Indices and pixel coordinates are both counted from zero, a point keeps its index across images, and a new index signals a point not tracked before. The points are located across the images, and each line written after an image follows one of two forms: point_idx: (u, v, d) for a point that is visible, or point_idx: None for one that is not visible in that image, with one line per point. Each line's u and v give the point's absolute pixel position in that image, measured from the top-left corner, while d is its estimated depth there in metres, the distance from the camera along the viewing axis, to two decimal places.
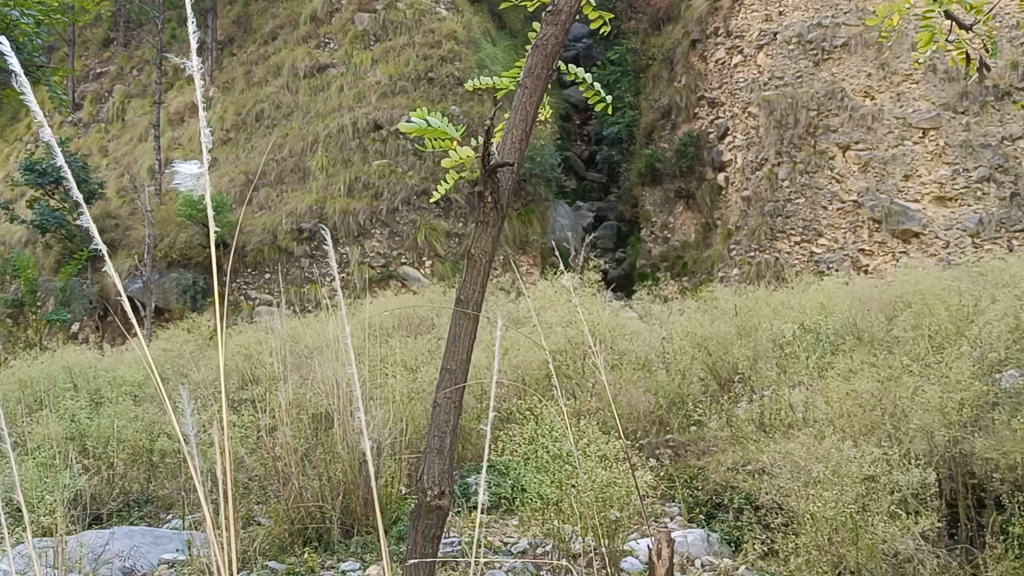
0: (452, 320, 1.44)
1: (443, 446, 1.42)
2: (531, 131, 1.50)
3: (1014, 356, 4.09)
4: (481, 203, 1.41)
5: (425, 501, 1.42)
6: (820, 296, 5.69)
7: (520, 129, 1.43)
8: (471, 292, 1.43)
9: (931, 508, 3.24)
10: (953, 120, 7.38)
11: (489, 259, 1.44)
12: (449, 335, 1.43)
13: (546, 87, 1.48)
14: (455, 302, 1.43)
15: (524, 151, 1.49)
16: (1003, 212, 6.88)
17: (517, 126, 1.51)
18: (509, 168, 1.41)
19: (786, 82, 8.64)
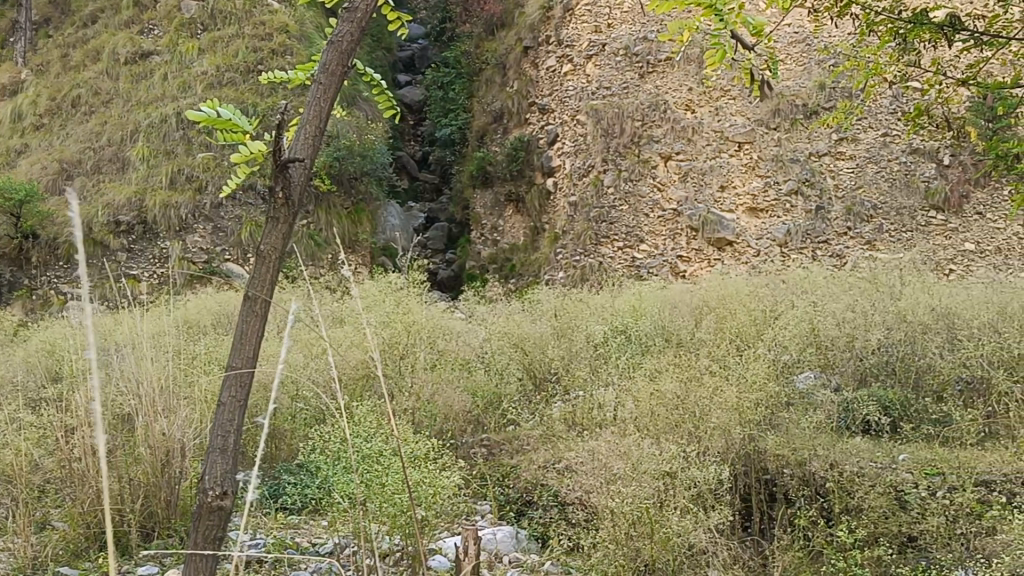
0: (239, 316, 1.39)
1: (227, 444, 1.41)
2: (324, 127, 1.43)
3: (806, 360, 4.44)
4: (270, 201, 1.39)
5: (207, 500, 1.40)
6: (632, 297, 5.95)
7: (313, 128, 1.37)
8: (259, 291, 1.38)
9: (726, 503, 3.48)
10: (765, 135, 8.03)
11: (277, 258, 1.41)
12: (235, 332, 1.38)
13: (342, 84, 1.41)
14: (242, 301, 1.37)
15: (318, 145, 1.44)
16: (808, 224, 7.60)
17: (311, 120, 1.43)
18: (299, 167, 1.37)
19: (612, 92, 8.92)
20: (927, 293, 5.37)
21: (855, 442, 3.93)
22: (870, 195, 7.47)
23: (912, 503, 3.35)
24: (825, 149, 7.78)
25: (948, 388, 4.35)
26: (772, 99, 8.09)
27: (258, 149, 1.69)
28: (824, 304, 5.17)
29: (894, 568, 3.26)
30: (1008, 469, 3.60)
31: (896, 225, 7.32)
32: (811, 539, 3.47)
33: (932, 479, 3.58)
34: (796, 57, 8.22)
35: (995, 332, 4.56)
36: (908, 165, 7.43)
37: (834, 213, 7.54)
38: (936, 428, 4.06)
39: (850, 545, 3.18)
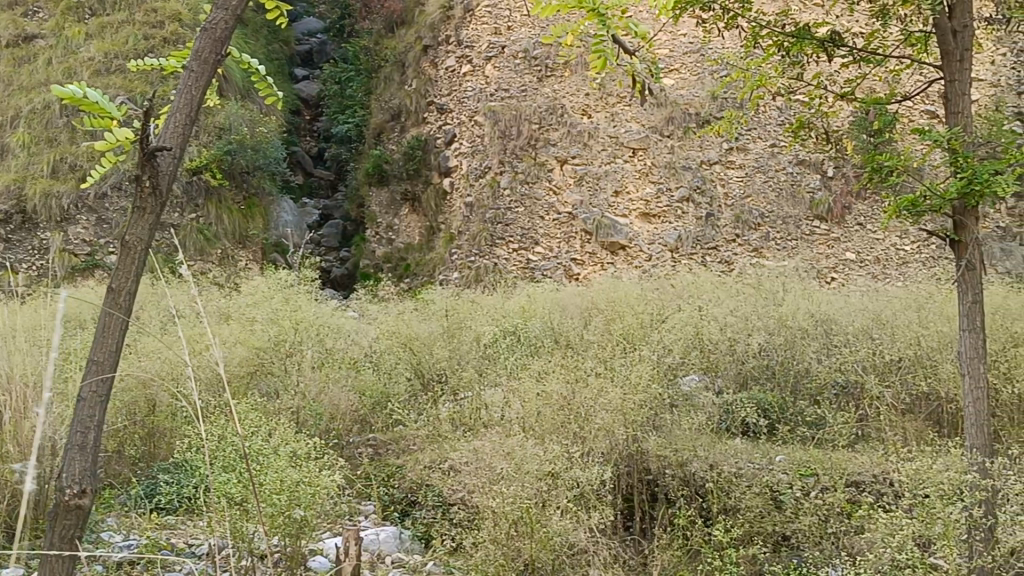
0: (99, 312, 1.24)
1: (87, 442, 1.24)
2: (196, 113, 1.30)
3: (687, 362, 4.54)
4: (137, 186, 1.26)
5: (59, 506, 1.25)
6: (522, 299, 5.98)
7: (183, 111, 1.26)
8: (122, 282, 1.24)
9: (607, 502, 3.53)
10: (660, 142, 8.35)
11: (144, 249, 1.28)
12: (94, 328, 1.24)
13: (215, 70, 1.30)
14: (104, 296, 1.23)
15: (190, 131, 1.30)
16: (698, 231, 7.93)
17: (180, 110, 1.30)
18: (168, 152, 1.25)
19: (511, 95, 8.96)
20: (807, 301, 5.56)
21: (734, 444, 4.02)
22: (757, 204, 8.01)
23: (787, 502, 3.45)
24: (716, 157, 8.25)
25: (825, 392, 4.48)
26: (665, 108, 8.41)
27: (131, 137, 1.48)
28: (709, 309, 5.28)
29: (767, 564, 3.37)
30: (876, 470, 3.75)
31: (783, 233, 7.91)
32: (690, 538, 3.54)
33: (805, 479, 3.70)
34: (689, 68, 8.64)
35: (870, 339, 4.73)
36: (795, 175, 8.09)
37: (723, 220, 7.95)
38: (811, 431, 4.19)
39: (726, 543, 3.25)
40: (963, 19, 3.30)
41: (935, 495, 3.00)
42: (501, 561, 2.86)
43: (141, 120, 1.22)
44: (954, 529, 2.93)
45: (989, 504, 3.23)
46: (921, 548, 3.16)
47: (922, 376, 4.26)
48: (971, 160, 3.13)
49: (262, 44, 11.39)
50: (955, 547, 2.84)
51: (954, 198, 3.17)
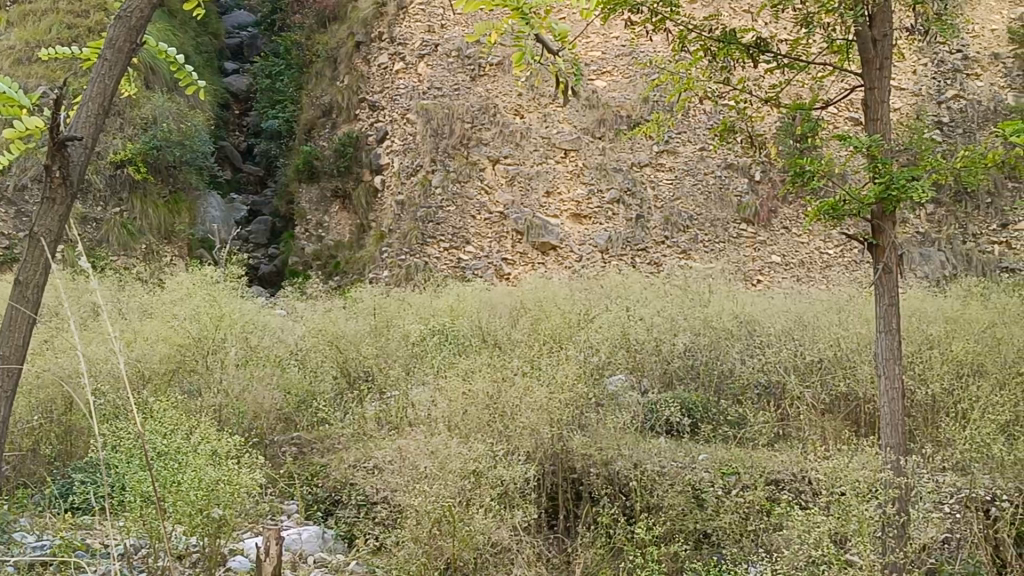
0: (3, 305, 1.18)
1: None
2: (108, 102, 1.24)
3: (614, 362, 4.58)
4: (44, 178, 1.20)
5: None
6: (450, 298, 5.96)
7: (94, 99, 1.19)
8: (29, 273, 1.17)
9: (531, 500, 3.54)
10: (591, 144, 8.51)
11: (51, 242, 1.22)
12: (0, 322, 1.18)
13: (129, 57, 1.23)
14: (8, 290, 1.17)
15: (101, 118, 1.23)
16: (629, 232, 8.09)
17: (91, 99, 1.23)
18: (79, 142, 1.19)
19: (443, 94, 8.95)
20: (731, 303, 5.64)
21: (657, 442, 4.06)
22: (686, 207, 8.19)
23: (708, 500, 3.50)
24: (647, 160, 8.42)
25: (747, 392, 4.55)
26: (596, 110, 8.61)
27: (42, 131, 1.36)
28: (636, 309, 5.33)
29: (688, 562, 3.41)
30: (795, 468, 3.81)
31: (711, 236, 8.09)
32: (613, 536, 3.57)
33: (727, 478, 3.74)
34: (621, 71, 8.84)
35: (792, 341, 4.82)
36: (722, 179, 8.26)
37: (652, 222, 8.12)
38: (733, 430, 4.26)
39: (648, 541, 3.29)
40: (884, 28, 3.42)
41: (851, 493, 3.08)
42: (425, 559, 2.86)
43: (48, 106, 1.14)
44: (869, 525, 3.00)
45: (901, 501, 3.32)
46: (837, 544, 3.22)
47: (841, 376, 4.35)
48: (888, 166, 3.27)
49: (190, 36, 11.19)
50: (869, 543, 2.90)
51: (872, 203, 3.33)
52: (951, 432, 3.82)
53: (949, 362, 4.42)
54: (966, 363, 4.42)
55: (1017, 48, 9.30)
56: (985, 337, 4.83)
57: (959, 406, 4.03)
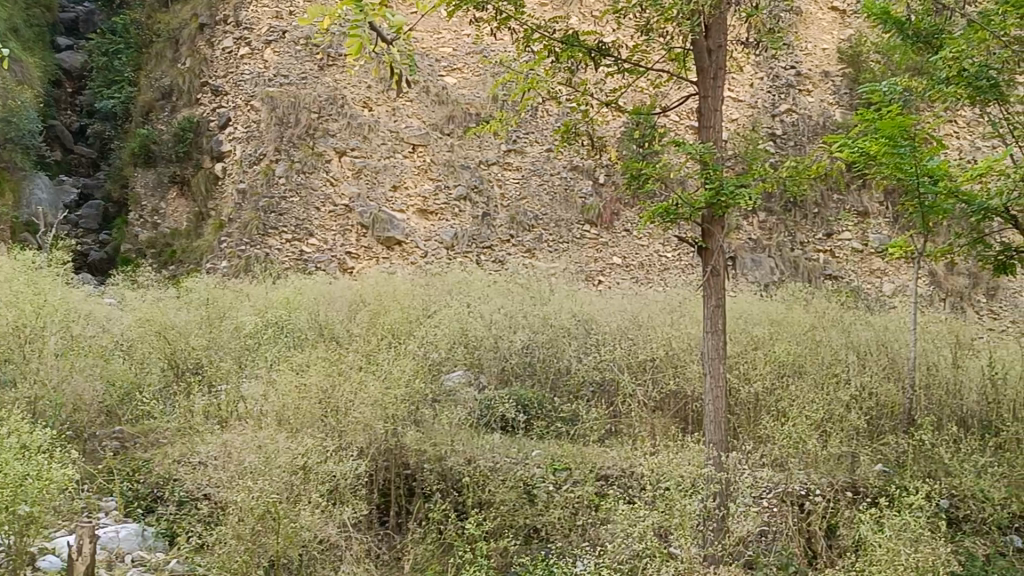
0: None
1: None
2: None
3: (451, 357, 4.57)
4: None
5: None
6: (287, 291, 5.83)
7: None
8: None
9: (361, 496, 3.48)
10: (440, 140, 8.64)
11: None
12: None
13: None
14: None
15: None
16: (475, 229, 8.25)
17: None
18: None
19: (290, 81, 8.71)
20: (571, 302, 5.72)
21: (491, 438, 4.07)
22: (531, 207, 8.44)
23: (538, 496, 3.55)
24: (495, 159, 8.64)
25: (582, 390, 4.61)
26: (446, 106, 8.77)
27: None
28: (476, 306, 5.34)
29: (517, 557, 3.44)
30: (624, 464, 3.90)
31: (556, 236, 8.33)
32: (443, 532, 3.55)
33: (558, 473, 3.79)
34: (471, 69, 9.11)
35: (626, 340, 4.93)
36: (568, 180, 8.61)
37: (498, 221, 8.30)
38: (566, 426, 4.32)
39: (477, 537, 3.29)
40: (719, 40, 3.58)
41: (673, 488, 3.18)
42: (245, 555, 2.80)
43: None
44: (689, 519, 3.10)
45: (721, 496, 3.44)
46: (660, 538, 3.31)
47: (671, 375, 4.48)
48: (718, 173, 3.40)
49: (20, 8, 10.59)
50: (689, 536, 3.00)
51: (702, 207, 3.43)
52: (770, 429, 3.98)
53: (771, 362, 4.62)
54: (787, 364, 4.63)
55: (845, 67, 9.85)
56: (805, 339, 5.08)
57: (778, 405, 4.22)
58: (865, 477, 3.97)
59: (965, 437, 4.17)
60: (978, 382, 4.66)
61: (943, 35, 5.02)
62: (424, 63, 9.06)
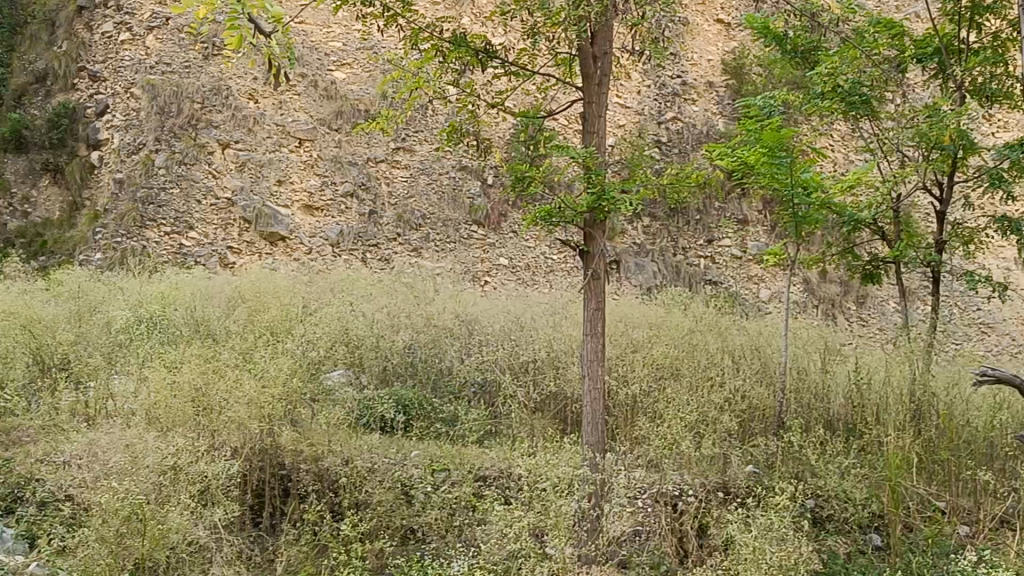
0: None
1: None
2: None
3: (332, 356, 4.52)
4: None
5: None
6: (163, 285, 5.66)
7: None
8: None
9: (234, 497, 3.40)
10: (327, 135, 8.59)
11: None
12: None
13: None
14: None
15: None
16: (360, 227, 8.19)
17: None
18: None
19: (172, 70, 8.51)
20: (455, 302, 5.72)
21: (370, 438, 4.04)
22: (419, 206, 8.44)
23: (415, 497, 3.53)
24: (382, 156, 8.65)
25: (464, 391, 4.61)
26: (334, 102, 8.71)
27: None
28: (358, 305, 5.29)
29: (391, 558, 3.41)
30: (503, 464, 3.92)
31: (442, 235, 8.34)
32: (317, 533, 3.50)
33: (436, 475, 3.79)
34: (360, 65, 9.11)
35: (509, 342, 4.95)
36: (456, 180, 8.64)
37: (385, 219, 8.27)
38: (446, 426, 4.33)
39: (353, 538, 3.25)
40: (605, 47, 3.64)
41: (549, 489, 3.19)
42: (110, 558, 2.66)
43: None
44: (565, 519, 3.11)
45: (596, 497, 3.48)
46: (536, 538, 3.33)
47: (552, 377, 4.52)
48: (600, 178, 3.44)
49: None
50: (564, 537, 3.02)
51: (585, 211, 3.46)
52: (646, 431, 4.06)
53: (649, 365, 4.71)
54: (664, 367, 4.73)
55: (728, 79, 10.13)
56: (682, 343, 5.19)
57: (655, 407, 4.30)
58: (736, 478, 4.07)
59: (830, 439, 4.34)
60: (844, 386, 4.85)
61: (819, 52, 5.20)
62: (311, 56, 8.97)
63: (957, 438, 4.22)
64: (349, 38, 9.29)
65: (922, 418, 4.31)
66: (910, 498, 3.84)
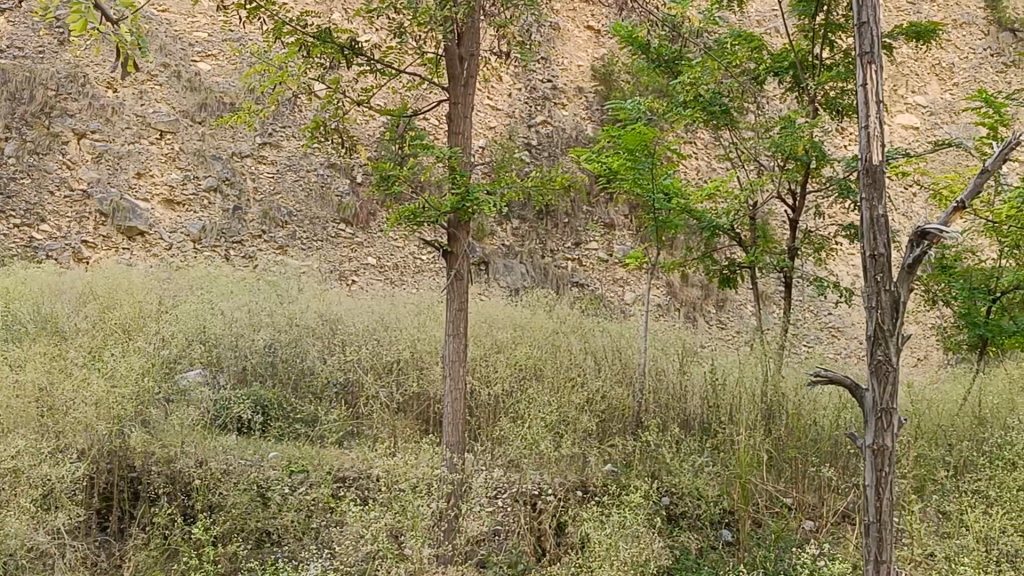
0: None
1: None
2: None
3: (187, 355, 4.40)
4: None
5: None
6: (8, 281, 5.39)
7: None
8: None
9: (78, 501, 3.25)
10: (190, 128, 8.42)
11: None
12: None
13: None
14: None
15: None
16: (224, 223, 7.98)
17: None
18: None
19: (25, 55, 8.18)
20: (317, 301, 5.64)
21: (226, 439, 3.94)
22: (285, 203, 8.33)
23: (272, 498, 3.46)
24: (248, 151, 8.53)
25: (325, 391, 4.55)
26: (198, 93, 8.62)
27: None
28: (217, 303, 5.17)
29: (245, 561, 3.34)
30: (362, 466, 3.89)
31: (309, 233, 8.25)
32: (168, 536, 3.39)
33: (294, 476, 3.73)
34: (225, 56, 9.07)
35: (371, 342, 4.92)
36: (324, 178, 8.61)
37: (250, 215, 8.12)
38: (306, 426, 4.26)
39: (204, 542, 3.15)
40: (471, 48, 3.66)
41: (408, 490, 3.17)
42: None
43: None
44: (422, 520, 3.10)
45: (454, 496, 3.49)
46: (394, 539, 3.31)
47: (415, 378, 4.51)
48: (465, 178, 3.45)
49: None
50: (421, 537, 3.01)
51: (448, 212, 3.46)
52: (506, 431, 4.08)
53: (512, 365, 4.76)
54: (526, 367, 4.78)
55: (597, 85, 10.35)
56: (546, 344, 5.26)
57: (517, 407, 4.33)
58: (594, 476, 4.14)
59: (685, 438, 4.46)
60: (700, 387, 5.00)
61: (682, 62, 5.35)
62: (174, 45, 8.92)
63: (804, 437, 4.40)
64: (213, 30, 9.25)
65: (773, 418, 4.48)
66: (759, 495, 3.99)
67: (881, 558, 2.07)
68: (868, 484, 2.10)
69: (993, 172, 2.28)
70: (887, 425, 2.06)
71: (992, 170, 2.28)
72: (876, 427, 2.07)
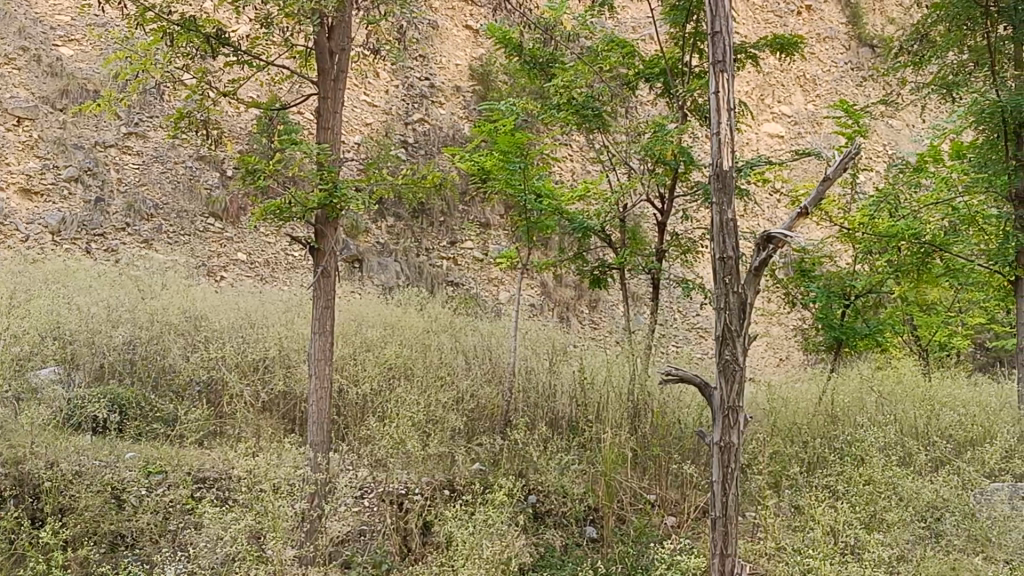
0: None
1: None
2: None
3: (40, 352, 4.22)
4: None
5: None
6: None
7: None
8: None
9: None
10: (50, 114, 8.11)
11: None
12: None
13: None
14: None
15: None
16: (85, 215, 7.69)
17: None
18: None
19: None
20: (181, 297, 5.49)
21: (79, 438, 3.80)
22: (151, 195, 8.10)
23: (127, 500, 3.34)
24: (112, 141, 8.30)
25: (186, 390, 4.42)
26: (59, 79, 8.31)
27: None
28: (74, 299, 4.97)
29: (97, 566, 3.20)
30: (223, 466, 3.81)
31: (176, 226, 8.04)
32: (13, 540, 3.23)
33: (151, 477, 3.61)
34: (88, 42, 8.80)
35: (237, 339, 4.82)
36: (192, 170, 8.46)
37: (113, 207, 7.85)
38: (165, 426, 4.13)
39: (54, 546, 3.02)
40: (342, 43, 3.61)
41: (269, 491, 3.09)
42: None
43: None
44: (282, 519, 3.03)
45: (317, 496, 3.42)
46: (253, 540, 3.22)
47: (281, 377, 4.44)
48: (333, 173, 3.40)
49: None
50: (282, 538, 2.94)
51: (315, 208, 3.40)
52: (373, 430, 4.05)
53: (380, 364, 4.73)
54: (394, 367, 4.75)
55: (474, 84, 10.41)
56: (416, 343, 5.24)
57: (384, 406, 4.29)
58: (460, 476, 4.14)
59: (552, 437, 4.50)
60: (568, 387, 5.06)
61: (556, 64, 5.40)
62: (34, 28, 8.58)
63: (667, 434, 4.50)
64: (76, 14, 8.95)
65: (637, 417, 4.57)
66: (622, 492, 4.05)
67: (726, 551, 2.14)
68: (716, 480, 2.16)
69: (836, 179, 2.37)
70: (734, 423, 2.13)
71: (835, 178, 2.37)
72: (724, 425, 2.14)
